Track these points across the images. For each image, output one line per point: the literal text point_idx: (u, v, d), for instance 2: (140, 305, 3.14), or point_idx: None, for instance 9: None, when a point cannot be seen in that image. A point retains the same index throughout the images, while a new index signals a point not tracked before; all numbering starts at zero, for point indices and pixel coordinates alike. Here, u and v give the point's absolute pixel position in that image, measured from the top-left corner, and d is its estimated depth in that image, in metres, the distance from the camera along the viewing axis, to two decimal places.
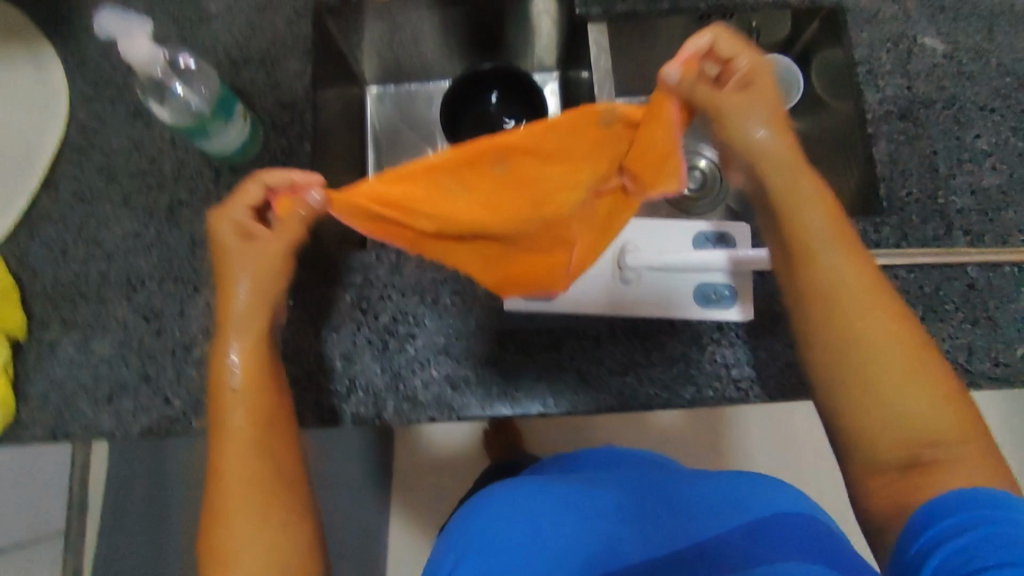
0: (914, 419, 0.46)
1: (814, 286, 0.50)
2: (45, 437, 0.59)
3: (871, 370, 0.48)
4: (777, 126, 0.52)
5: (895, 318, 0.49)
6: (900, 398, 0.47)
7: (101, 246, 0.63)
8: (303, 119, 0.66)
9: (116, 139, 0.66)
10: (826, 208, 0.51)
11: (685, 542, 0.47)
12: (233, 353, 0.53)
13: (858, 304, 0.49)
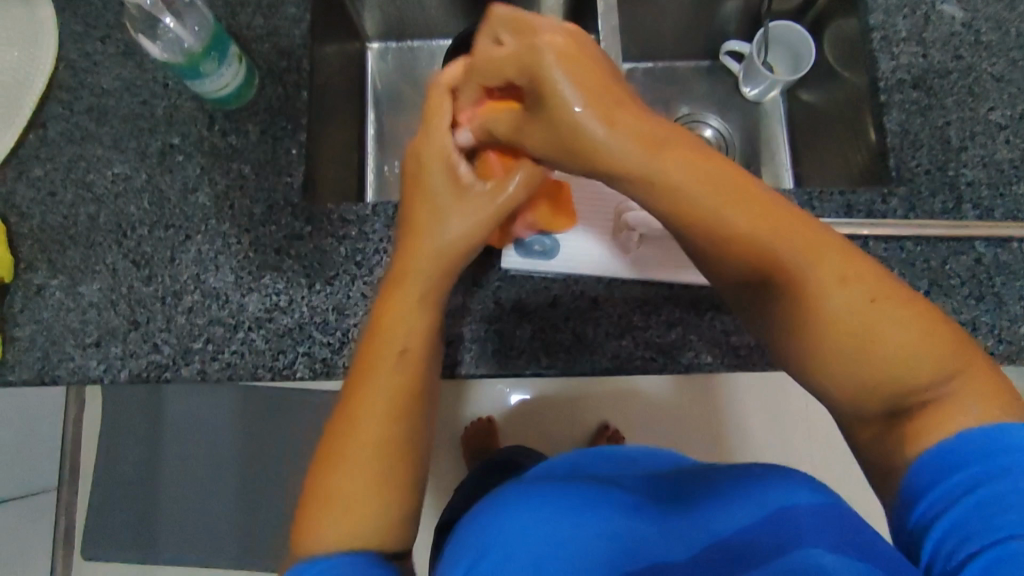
0: (898, 369, 0.35)
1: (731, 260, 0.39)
2: (31, 380, 0.58)
3: (858, 344, 0.36)
4: (581, 101, 0.39)
5: (821, 259, 0.37)
6: (877, 369, 0.35)
7: (91, 189, 0.62)
8: (301, 66, 0.64)
9: (108, 79, 0.64)
10: (692, 166, 0.38)
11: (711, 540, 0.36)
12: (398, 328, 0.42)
13: (779, 264, 0.37)
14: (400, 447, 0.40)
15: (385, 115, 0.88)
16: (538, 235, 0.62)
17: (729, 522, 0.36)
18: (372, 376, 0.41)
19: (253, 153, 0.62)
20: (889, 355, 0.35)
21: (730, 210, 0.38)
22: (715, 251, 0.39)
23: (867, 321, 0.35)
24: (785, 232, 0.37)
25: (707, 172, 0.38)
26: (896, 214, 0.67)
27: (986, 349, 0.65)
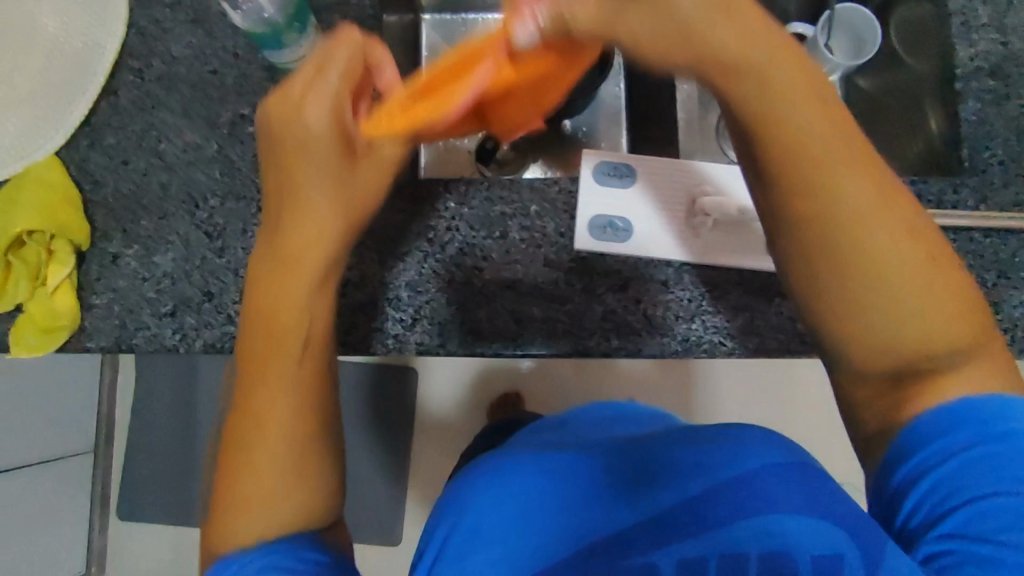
0: (916, 335, 0.36)
1: (807, 208, 0.34)
2: (108, 347, 0.59)
3: (891, 305, 0.35)
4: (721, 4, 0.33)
5: (886, 214, 0.35)
6: (898, 327, 0.35)
7: (162, 157, 0.61)
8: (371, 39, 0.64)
9: (177, 47, 0.63)
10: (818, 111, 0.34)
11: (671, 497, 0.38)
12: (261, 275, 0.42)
13: (859, 223, 0.35)
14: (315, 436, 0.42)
15: None
16: (610, 218, 0.62)
17: (697, 488, 0.38)
18: (270, 391, 0.41)
19: None
20: (920, 320, 0.35)
21: (806, 164, 0.34)
22: (768, 135, 0.34)
23: (904, 260, 0.35)
24: (885, 205, 0.35)
25: (827, 107, 0.34)
26: (967, 205, 0.66)
27: None
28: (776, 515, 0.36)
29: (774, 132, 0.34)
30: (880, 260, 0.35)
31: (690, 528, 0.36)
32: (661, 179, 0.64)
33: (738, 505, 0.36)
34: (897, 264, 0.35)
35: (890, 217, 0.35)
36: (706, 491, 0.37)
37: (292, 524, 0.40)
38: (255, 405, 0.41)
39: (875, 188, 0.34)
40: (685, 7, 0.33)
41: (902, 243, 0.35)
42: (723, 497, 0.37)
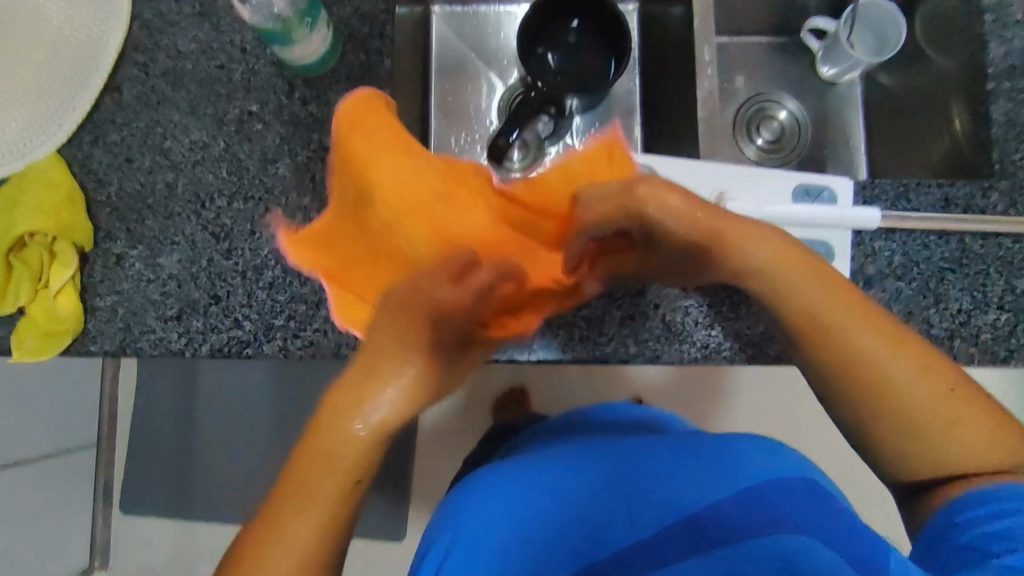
0: (959, 460, 0.43)
1: (831, 357, 0.45)
2: (113, 351, 0.57)
3: (924, 435, 0.43)
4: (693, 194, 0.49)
5: (900, 351, 0.44)
6: (933, 452, 0.43)
7: (168, 156, 0.60)
8: (383, 33, 0.61)
9: (183, 40, 0.61)
10: (804, 267, 0.46)
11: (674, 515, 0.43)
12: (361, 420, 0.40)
13: (886, 367, 0.44)
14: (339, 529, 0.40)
15: (448, 86, 0.87)
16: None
17: (710, 496, 0.43)
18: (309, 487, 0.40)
19: (336, 125, 0.60)
20: (961, 447, 0.43)
21: (825, 314, 0.45)
22: (768, 292, 0.46)
23: (927, 403, 0.43)
24: (900, 347, 0.44)
25: (811, 263, 0.46)
26: (995, 209, 0.64)
27: None
28: (779, 535, 0.39)
29: (780, 287, 0.46)
30: (906, 394, 0.43)
31: (702, 546, 0.41)
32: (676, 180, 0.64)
33: (743, 517, 0.41)
34: (933, 406, 0.43)
35: (907, 360, 0.44)
36: (718, 496, 0.42)
37: None
38: (282, 521, 0.39)
39: (889, 349, 0.44)
40: (672, 224, 0.48)
41: (924, 381, 0.44)
42: (733, 512, 0.41)
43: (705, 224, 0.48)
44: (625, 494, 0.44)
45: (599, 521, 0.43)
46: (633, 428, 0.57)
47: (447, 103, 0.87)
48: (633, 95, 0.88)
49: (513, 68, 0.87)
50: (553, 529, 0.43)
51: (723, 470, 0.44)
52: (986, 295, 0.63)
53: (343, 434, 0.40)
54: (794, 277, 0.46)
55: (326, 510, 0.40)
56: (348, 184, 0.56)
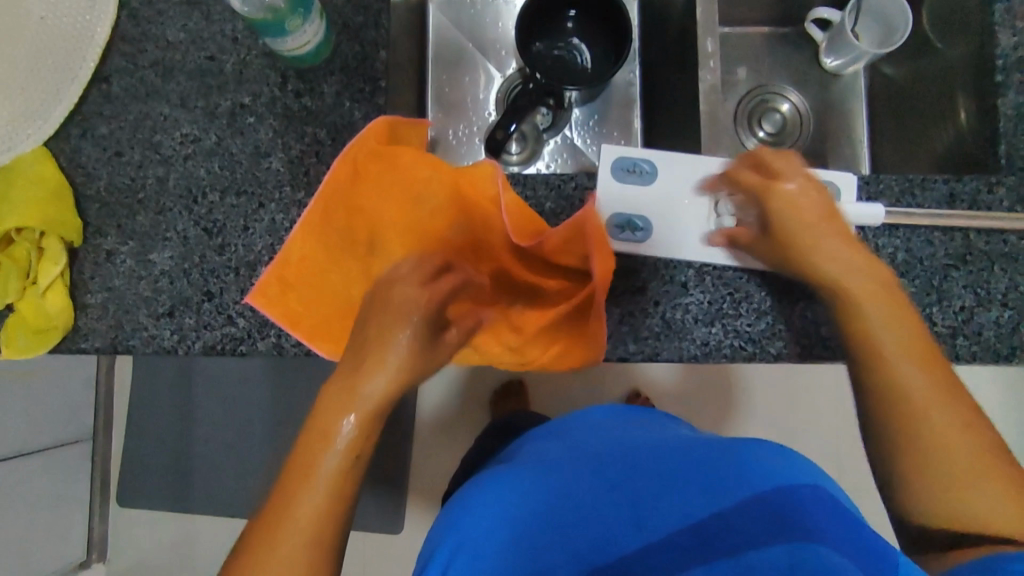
0: (984, 517, 0.48)
1: (886, 380, 0.51)
2: (104, 349, 0.56)
3: (957, 481, 0.48)
4: (819, 205, 0.54)
5: (950, 404, 0.50)
6: (961, 502, 0.48)
7: (159, 150, 0.58)
8: (378, 23, 0.60)
9: (172, 30, 0.60)
10: (886, 297, 0.51)
11: (678, 523, 0.43)
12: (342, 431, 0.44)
13: (934, 410, 0.49)
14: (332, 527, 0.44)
15: (446, 77, 0.86)
16: (628, 218, 0.60)
17: (718, 503, 0.43)
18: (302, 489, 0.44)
19: (329, 117, 0.59)
20: (991, 502, 0.48)
21: (897, 327, 0.51)
22: (840, 297, 0.53)
23: (970, 453, 0.49)
24: (948, 386, 0.50)
25: (897, 297, 0.51)
26: (1001, 205, 0.63)
27: None
28: (782, 544, 0.40)
29: (850, 313, 0.52)
30: (924, 434, 0.49)
31: (704, 553, 0.42)
32: (684, 174, 0.61)
33: (749, 524, 0.42)
34: (961, 460, 0.49)
35: (948, 409, 0.49)
36: (726, 502, 0.43)
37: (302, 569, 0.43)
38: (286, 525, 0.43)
39: (935, 388, 0.50)
40: (790, 222, 0.53)
41: (955, 432, 0.49)
42: (739, 519, 0.42)
43: (818, 223, 0.54)
44: (633, 496, 0.46)
45: (605, 519, 0.45)
46: (643, 428, 0.57)
47: (444, 93, 0.85)
48: (633, 86, 0.87)
49: (511, 58, 0.86)
50: (563, 532, 0.44)
51: (730, 477, 0.45)
52: (989, 292, 0.63)
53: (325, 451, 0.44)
54: (873, 316, 0.51)
55: (328, 494, 0.44)
56: (349, 229, 0.57)
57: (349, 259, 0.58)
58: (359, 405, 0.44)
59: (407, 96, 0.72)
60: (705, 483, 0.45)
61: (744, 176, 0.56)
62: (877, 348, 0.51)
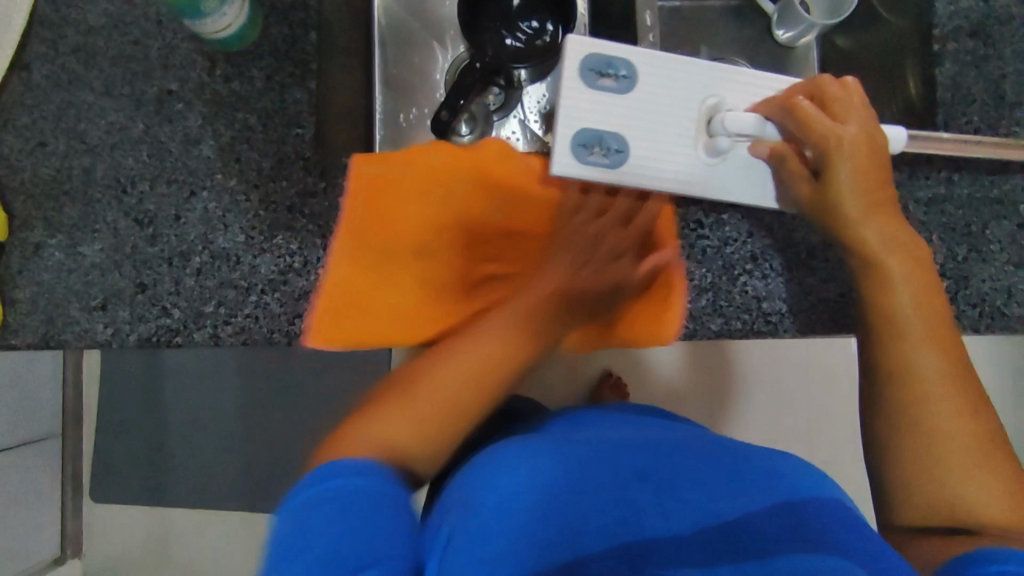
0: (976, 508, 0.35)
1: (875, 315, 0.41)
2: (36, 344, 0.56)
3: (941, 454, 0.37)
4: (868, 146, 0.42)
5: (955, 387, 0.38)
6: (952, 485, 0.36)
7: (84, 140, 0.57)
8: (307, 3, 0.59)
9: (93, 15, 0.58)
10: (916, 272, 0.41)
11: (701, 521, 0.31)
12: (493, 330, 0.41)
13: (930, 383, 0.38)
14: (460, 416, 0.37)
15: (393, 57, 0.84)
16: (599, 134, 0.47)
17: (747, 503, 0.32)
18: (431, 377, 0.37)
19: (259, 102, 0.58)
20: (981, 491, 0.35)
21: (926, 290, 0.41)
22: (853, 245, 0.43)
23: (970, 441, 0.37)
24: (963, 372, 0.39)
25: (929, 276, 0.41)
26: (939, 175, 0.64)
27: (1021, 317, 0.63)
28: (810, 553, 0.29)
29: (868, 273, 0.43)
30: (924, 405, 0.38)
31: (736, 555, 0.29)
32: (669, 81, 0.47)
33: (777, 528, 0.30)
34: (956, 439, 0.37)
35: (953, 392, 0.38)
36: (753, 506, 0.32)
37: (410, 442, 0.35)
38: (392, 419, 0.35)
39: (945, 364, 0.39)
40: (842, 171, 0.42)
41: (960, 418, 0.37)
42: (772, 526, 0.30)
43: (868, 168, 0.43)
44: (653, 487, 0.33)
45: (631, 504, 0.31)
46: (644, 423, 0.43)
47: (392, 76, 0.83)
48: None
49: (459, 37, 0.84)
50: (570, 521, 0.30)
51: (762, 483, 0.34)
52: None
53: (481, 347, 0.39)
54: (900, 281, 0.41)
55: (456, 393, 0.37)
56: (376, 234, 0.53)
57: (389, 262, 0.53)
58: (487, 329, 0.41)
59: None
60: (744, 488, 0.33)
61: (805, 111, 0.42)
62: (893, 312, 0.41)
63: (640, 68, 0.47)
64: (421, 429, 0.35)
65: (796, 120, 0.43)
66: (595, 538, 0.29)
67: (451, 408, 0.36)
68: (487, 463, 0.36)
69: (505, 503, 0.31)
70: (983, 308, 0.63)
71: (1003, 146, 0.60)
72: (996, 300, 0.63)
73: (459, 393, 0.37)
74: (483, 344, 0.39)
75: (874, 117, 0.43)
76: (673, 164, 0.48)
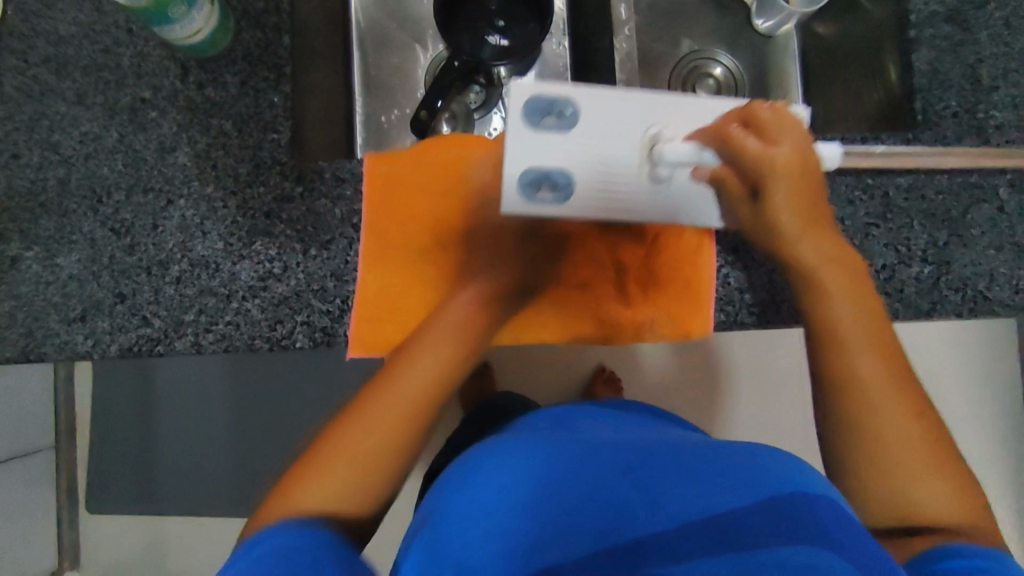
0: (926, 506, 0.43)
1: (824, 328, 0.47)
2: (18, 358, 0.56)
3: (888, 460, 0.44)
4: (801, 167, 0.45)
5: (892, 386, 0.45)
6: (912, 500, 0.43)
7: (58, 151, 0.57)
8: (279, 7, 0.58)
9: (63, 24, 0.58)
10: (852, 291, 0.47)
11: (688, 512, 0.36)
12: (399, 382, 0.49)
13: (880, 390, 0.45)
14: (398, 443, 0.47)
15: (372, 58, 0.83)
16: (545, 174, 0.47)
17: (735, 497, 0.36)
18: (334, 443, 0.46)
19: (234, 107, 0.57)
20: (928, 499, 0.43)
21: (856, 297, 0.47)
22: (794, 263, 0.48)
23: (908, 438, 0.44)
24: (892, 367, 0.46)
25: (863, 285, 0.48)
26: (918, 161, 0.64)
27: (1002, 300, 0.64)
28: (797, 544, 0.33)
29: (816, 294, 0.47)
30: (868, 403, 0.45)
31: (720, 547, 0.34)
32: (614, 114, 0.47)
33: (759, 521, 0.35)
34: (905, 445, 0.44)
35: (894, 396, 0.45)
36: (738, 499, 0.36)
37: (330, 500, 0.45)
38: (337, 448, 0.46)
39: (884, 369, 0.46)
40: (778, 195, 0.46)
41: (905, 422, 0.44)
42: (758, 519, 0.35)
43: (804, 188, 0.45)
44: (641, 483, 0.38)
45: (621, 504, 0.37)
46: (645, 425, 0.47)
47: (371, 76, 0.83)
48: (562, 58, 0.83)
49: (437, 36, 0.84)
50: (560, 522, 0.37)
51: (743, 479, 0.38)
52: (909, 249, 0.64)
53: (397, 393, 0.48)
54: (835, 291, 0.47)
55: (378, 435, 0.46)
56: (384, 231, 0.57)
57: (395, 252, 0.58)
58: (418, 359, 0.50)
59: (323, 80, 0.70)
60: (727, 483, 0.37)
61: (738, 138, 0.44)
62: (840, 332, 0.46)
63: (587, 102, 0.46)
64: (338, 488, 0.45)
65: (729, 149, 0.45)
66: (582, 536, 0.36)
67: (377, 456, 0.46)
68: (493, 458, 0.43)
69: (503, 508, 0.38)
70: (964, 293, 0.64)
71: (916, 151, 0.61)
72: (979, 285, 0.64)
73: (400, 418, 0.47)
74: (396, 393, 0.48)
75: (805, 137, 0.46)
76: (621, 193, 0.50)
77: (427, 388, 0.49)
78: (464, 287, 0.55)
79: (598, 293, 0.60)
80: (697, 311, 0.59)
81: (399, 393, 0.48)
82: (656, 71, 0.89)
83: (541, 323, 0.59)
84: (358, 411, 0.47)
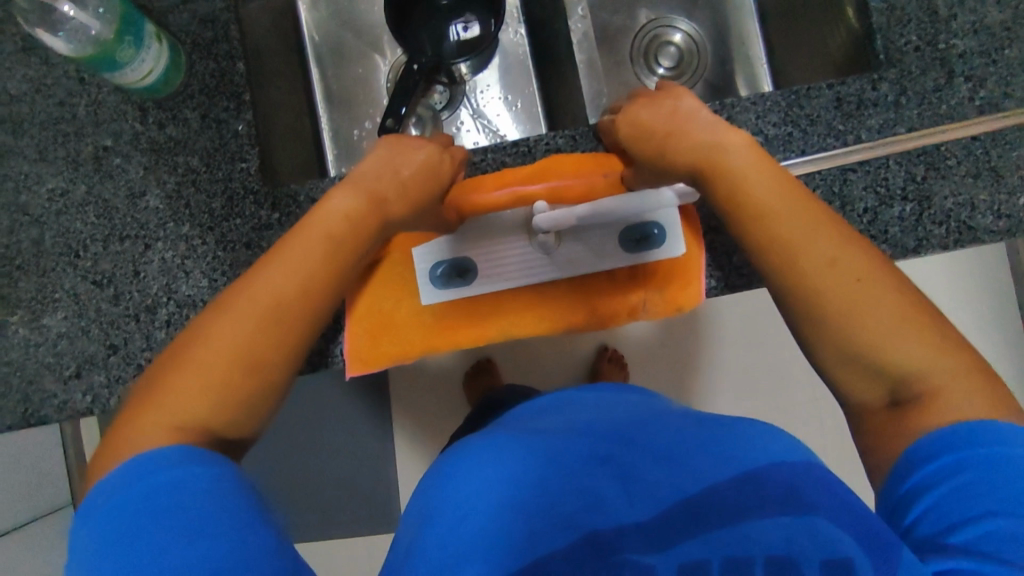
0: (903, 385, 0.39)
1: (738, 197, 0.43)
2: (18, 424, 0.56)
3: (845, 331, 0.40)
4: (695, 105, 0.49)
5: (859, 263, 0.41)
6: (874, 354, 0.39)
7: (27, 211, 0.56)
8: (229, 35, 0.58)
9: (14, 82, 0.57)
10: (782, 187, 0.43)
11: (670, 493, 0.37)
12: (297, 254, 0.43)
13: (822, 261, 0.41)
14: (280, 320, 0.41)
15: (330, 72, 0.83)
16: (452, 264, 0.59)
17: (713, 475, 0.38)
18: (227, 308, 0.41)
19: (198, 142, 0.57)
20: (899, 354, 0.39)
21: (788, 200, 0.43)
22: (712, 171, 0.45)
23: (855, 306, 0.40)
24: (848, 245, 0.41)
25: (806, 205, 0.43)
26: (886, 101, 0.63)
27: (986, 228, 0.63)
28: (770, 521, 0.35)
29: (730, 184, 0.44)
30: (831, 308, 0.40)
31: (696, 529, 0.35)
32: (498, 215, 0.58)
33: (741, 499, 0.36)
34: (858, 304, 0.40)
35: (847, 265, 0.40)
36: (720, 478, 0.37)
37: (192, 404, 0.38)
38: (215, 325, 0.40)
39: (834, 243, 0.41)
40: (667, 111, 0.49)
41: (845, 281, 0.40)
42: (734, 495, 0.36)
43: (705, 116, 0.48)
44: (617, 471, 0.39)
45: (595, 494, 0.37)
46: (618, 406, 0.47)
47: (334, 91, 0.82)
48: (521, 46, 0.85)
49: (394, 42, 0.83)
50: (542, 511, 0.37)
51: (719, 453, 0.39)
52: (889, 188, 0.63)
53: (287, 265, 0.42)
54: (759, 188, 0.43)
55: (276, 308, 0.41)
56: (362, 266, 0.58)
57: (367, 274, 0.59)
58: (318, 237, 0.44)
59: (283, 102, 0.69)
60: (704, 462, 0.39)
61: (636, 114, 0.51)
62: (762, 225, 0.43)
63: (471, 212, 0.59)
64: (206, 388, 0.38)
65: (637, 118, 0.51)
66: (558, 538, 0.35)
67: (270, 311, 0.41)
68: (460, 464, 0.42)
69: (485, 496, 0.38)
70: (945, 224, 0.63)
71: (860, 124, 0.63)
72: (960, 215, 0.63)
73: (295, 304, 0.41)
74: (291, 262, 0.42)
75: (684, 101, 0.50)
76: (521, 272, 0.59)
77: (326, 269, 0.43)
78: (343, 184, 0.48)
79: (593, 284, 0.59)
80: (689, 282, 0.58)
81: (279, 280, 0.42)
82: (615, 46, 0.89)
83: (536, 320, 0.59)
84: (233, 293, 0.41)
